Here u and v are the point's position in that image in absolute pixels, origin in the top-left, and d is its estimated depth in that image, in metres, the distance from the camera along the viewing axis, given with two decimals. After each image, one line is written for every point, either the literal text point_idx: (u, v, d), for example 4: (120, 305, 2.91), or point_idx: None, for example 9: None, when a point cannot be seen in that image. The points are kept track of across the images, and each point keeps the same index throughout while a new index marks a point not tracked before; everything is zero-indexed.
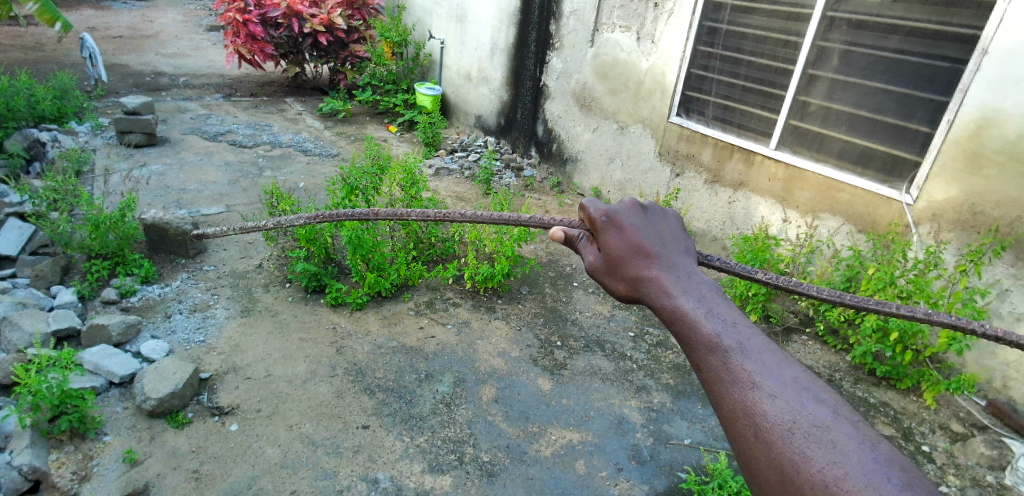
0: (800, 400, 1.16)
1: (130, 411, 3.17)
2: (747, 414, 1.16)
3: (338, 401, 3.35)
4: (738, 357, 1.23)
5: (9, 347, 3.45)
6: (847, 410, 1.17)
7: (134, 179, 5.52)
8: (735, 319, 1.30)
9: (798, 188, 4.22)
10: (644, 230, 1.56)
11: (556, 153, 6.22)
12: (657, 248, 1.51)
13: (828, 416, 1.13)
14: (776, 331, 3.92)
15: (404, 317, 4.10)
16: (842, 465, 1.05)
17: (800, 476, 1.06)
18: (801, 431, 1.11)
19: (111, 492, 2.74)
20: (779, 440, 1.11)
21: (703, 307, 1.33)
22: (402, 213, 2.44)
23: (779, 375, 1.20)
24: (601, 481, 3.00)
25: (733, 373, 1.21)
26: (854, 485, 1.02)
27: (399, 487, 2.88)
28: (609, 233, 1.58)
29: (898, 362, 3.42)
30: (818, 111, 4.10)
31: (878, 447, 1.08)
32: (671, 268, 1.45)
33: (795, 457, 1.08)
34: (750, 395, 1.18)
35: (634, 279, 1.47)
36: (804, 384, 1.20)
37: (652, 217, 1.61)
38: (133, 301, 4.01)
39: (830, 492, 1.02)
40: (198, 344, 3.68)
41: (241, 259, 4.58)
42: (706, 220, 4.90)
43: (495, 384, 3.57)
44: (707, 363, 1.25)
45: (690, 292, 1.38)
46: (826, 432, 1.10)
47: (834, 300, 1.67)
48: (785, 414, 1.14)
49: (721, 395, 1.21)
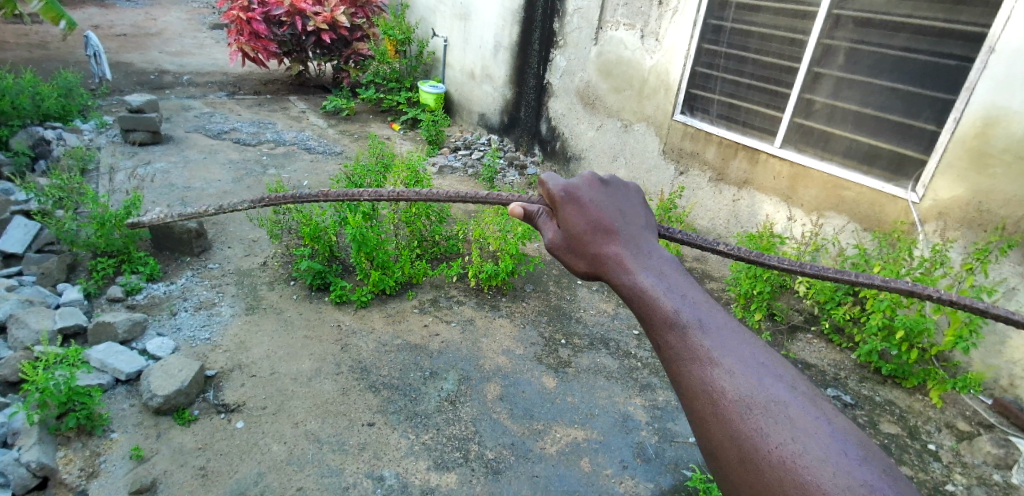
0: (759, 376, 1.21)
1: (136, 408, 3.18)
2: (707, 391, 1.20)
3: (344, 398, 3.36)
4: (697, 333, 1.27)
5: (16, 344, 3.48)
6: (804, 385, 1.23)
7: (139, 177, 5.54)
8: (695, 296, 1.34)
9: (803, 186, 4.21)
10: (604, 207, 1.56)
11: (559, 151, 6.22)
12: (616, 224, 1.52)
13: (786, 391, 1.19)
14: (781, 329, 3.91)
15: (408, 314, 4.11)
16: (799, 442, 1.11)
17: (758, 453, 1.12)
18: (758, 408, 1.16)
19: (119, 488, 2.76)
20: (738, 416, 1.16)
21: (664, 285, 1.35)
22: (353, 194, 2.38)
23: (736, 351, 1.25)
24: (606, 479, 3.01)
25: (693, 350, 1.26)
26: (810, 460, 1.08)
27: (404, 484, 2.89)
28: (569, 209, 1.58)
29: (904, 360, 3.41)
30: (823, 109, 4.10)
31: (836, 422, 1.15)
32: (631, 245, 1.46)
33: (753, 433, 1.14)
34: (710, 373, 1.22)
35: (595, 257, 1.47)
36: (761, 359, 1.25)
37: (611, 193, 1.62)
38: (138, 299, 4.03)
39: (787, 468, 1.09)
40: (204, 341, 3.70)
41: (245, 257, 4.60)
42: (710, 218, 4.89)
43: (499, 382, 3.58)
44: (667, 341, 1.28)
45: (652, 269, 1.39)
46: (783, 409, 1.16)
47: (794, 270, 1.71)
48: (744, 391, 1.19)
49: (681, 371, 1.25)
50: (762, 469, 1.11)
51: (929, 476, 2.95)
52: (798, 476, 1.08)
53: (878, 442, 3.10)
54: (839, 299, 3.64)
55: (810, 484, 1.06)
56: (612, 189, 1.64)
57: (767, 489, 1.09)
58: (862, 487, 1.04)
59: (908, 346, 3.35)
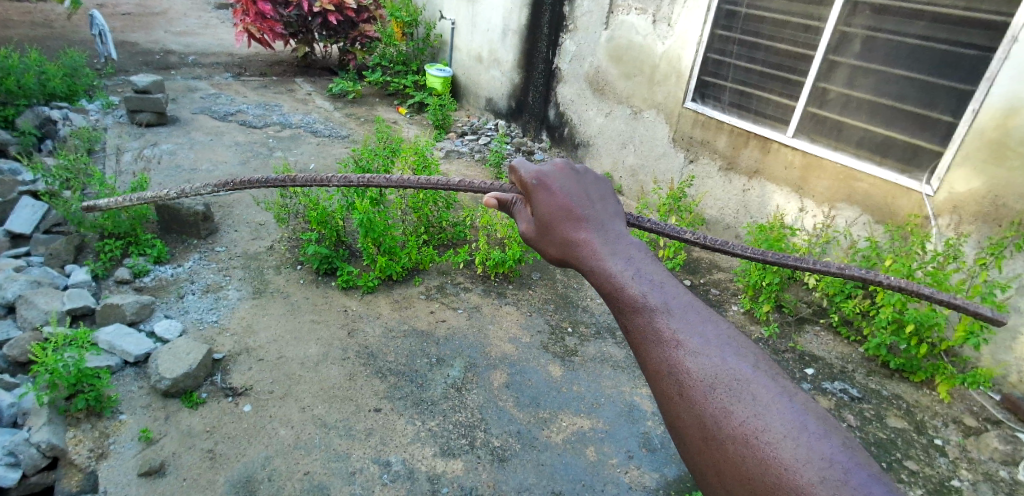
0: (722, 355, 1.26)
1: (145, 390, 3.20)
2: (672, 373, 1.26)
3: (350, 384, 3.37)
4: (662, 316, 1.33)
5: (25, 325, 3.51)
6: (767, 362, 1.28)
7: (145, 158, 5.53)
8: (662, 279, 1.39)
9: (815, 177, 4.17)
10: (572, 194, 1.63)
11: (567, 138, 6.17)
12: (585, 210, 1.58)
13: (748, 368, 1.24)
14: (789, 320, 3.89)
15: (415, 300, 4.10)
16: (761, 418, 1.16)
17: (721, 431, 1.18)
18: (722, 386, 1.22)
19: (129, 469, 2.79)
20: (702, 396, 1.22)
21: (630, 269, 1.41)
22: (322, 178, 2.35)
23: (701, 331, 1.31)
24: (612, 469, 3.02)
25: (659, 333, 1.32)
26: (772, 437, 1.14)
27: (411, 470, 2.91)
28: (540, 197, 1.65)
29: (912, 355, 3.39)
30: (837, 98, 4.04)
31: (798, 398, 1.20)
32: (598, 230, 1.53)
33: (717, 413, 1.19)
34: (674, 355, 1.28)
35: (564, 243, 1.54)
36: (723, 337, 1.30)
37: (580, 178, 1.68)
38: (146, 281, 4.04)
39: (750, 445, 1.14)
40: (211, 324, 3.71)
41: (252, 241, 4.60)
42: (719, 208, 4.85)
43: (505, 370, 3.58)
44: (634, 324, 1.35)
45: (618, 255, 1.45)
46: (745, 387, 1.21)
47: (758, 258, 1.96)
48: (707, 371, 1.24)
49: (648, 355, 1.31)
50: (725, 447, 1.16)
51: (935, 470, 2.94)
52: (759, 452, 1.13)
53: (884, 436, 3.09)
54: (848, 292, 3.62)
55: (771, 459, 1.12)
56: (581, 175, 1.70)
57: (730, 466, 1.15)
58: (822, 460, 1.10)
59: (918, 340, 3.33)
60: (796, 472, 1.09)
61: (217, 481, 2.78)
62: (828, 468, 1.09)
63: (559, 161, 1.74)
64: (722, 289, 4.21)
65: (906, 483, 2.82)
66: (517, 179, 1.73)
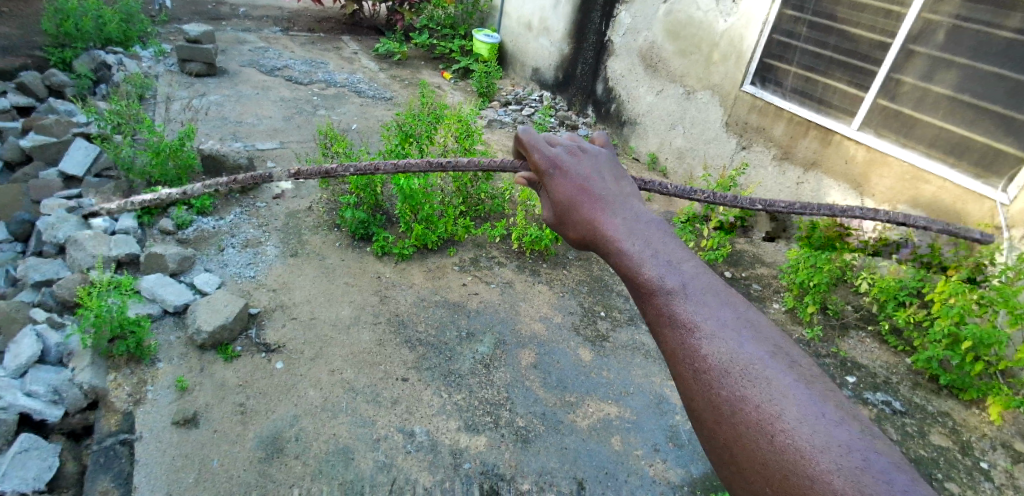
0: (739, 339, 1.14)
1: (182, 340, 3.27)
2: (687, 357, 1.16)
3: (379, 350, 3.40)
4: (679, 299, 1.20)
5: (75, 267, 3.66)
6: (787, 348, 1.16)
7: (194, 109, 5.60)
8: (681, 258, 1.26)
9: (877, 175, 3.94)
10: (589, 172, 1.48)
11: (614, 114, 5.97)
12: (608, 193, 1.41)
13: (766, 353, 1.13)
14: (833, 324, 3.74)
15: (448, 271, 4.08)
16: (777, 404, 1.06)
17: (735, 415, 1.09)
18: (737, 370, 1.11)
19: (164, 416, 2.87)
20: (715, 380, 1.12)
21: (648, 248, 1.27)
22: (328, 170, 2.31)
23: (718, 312, 1.18)
24: (637, 460, 2.98)
25: (675, 317, 1.20)
26: (787, 423, 1.04)
27: (434, 442, 2.93)
28: (559, 181, 1.48)
29: (965, 372, 3.20)
30: (912, 91, 3.77)
31: (816, 387, 1.09)
32: (618, 207, 1.37)
33: (732, 395, 1.10)
34: (689, 338, 1.17)
35: (582, 223, 1.38)
36: (742, 320, 1.18)
37: (596, 156, 1.54)
38: (188, 232, 4.11)
39: (765, 431, 1.06)
40: (249, 279, 3.77)
41: (292, 199, 4.63)
42: (769, 199, 4.63)
43: (535, 349, 3.54)
44: (651, 307, 1.22)
45: (638, 233, 1.30)
46: (762, 372, 1.10)
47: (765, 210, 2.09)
48: (723, 355, 1.13)
49: (664, 337, 1.21)
50: (739, 432, 1.08)
51: (977, 494, 2.82)
52: (773, 438, 1.05)
53: (926, 454, 2.97)
54: (901, 299, 3.49)
55: (785, 444, 1.03)
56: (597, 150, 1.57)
57: (745, 451, 1.07)
58: (839, 448, 1.00)
59: (974, 357, 3.14)
60: (812, 458, 1.01)
61: (246, 435, 2.84)
62: (847, 456, 0.99)
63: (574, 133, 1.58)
64: (765, 285, 4.08)
65: None
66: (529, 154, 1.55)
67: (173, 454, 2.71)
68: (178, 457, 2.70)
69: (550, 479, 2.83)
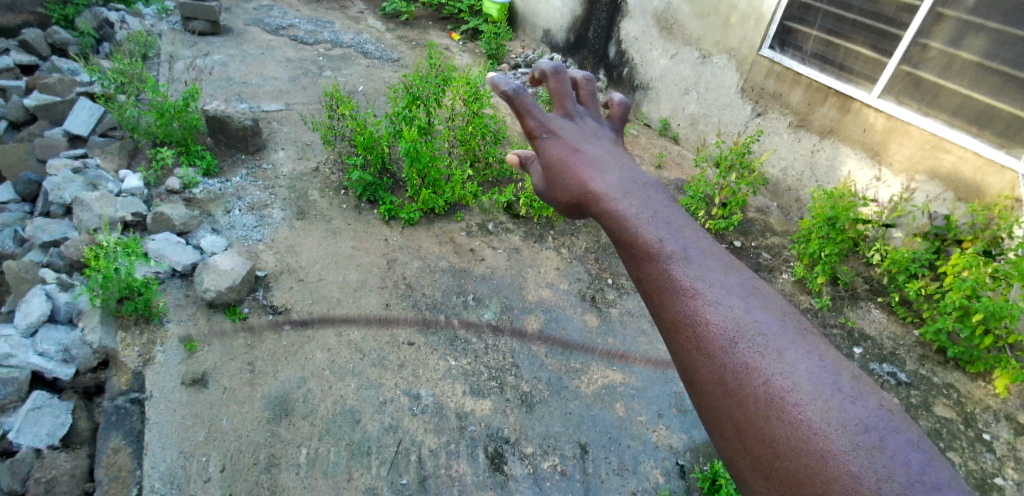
0: (746, 307, 1.06)
1: (191, 301, 3.30)
2: (690, 326, 1.06)
3: (386, 313, 3.40)
4: (681, 265, 1.11)
5: (82, 227, 3.65)
6: (796, 317, 1.08)
7: (197, 68, 5.51)
8: (683, 225, 1.19)
9: (896, 143, 3.85)
10: (582, 135, 1.41)
11: (626, 78, 5.83)
12: (604, 159, 1.36)
13: (775, 322, 1.04)
14: (843, 295, 3.72)
15: (455, 237, 4.06)
16: (787, 376, 0.97)
17: (743, 388, 0.99)
18: (745, 340, 1.02)
19: (174, 375, 2.90)
20: (721, 351, 1.03)
21: (647, 214, 1.20)
22: None
23: (724, 280, 1.10)
24: (640, 426, 3.00)
25: (676, 282, 1.10)
26: (799, 398, 0.95)
27: (439, 405, 2.95)
28: (554, 146, 1.38)
29: (974, 345, 3.20)
30: (938, 58, 3.64)
31: (829, 357, 1.01)
32: (613, 171, 1.32)
33: (739, 367, 1.00)
34: (693, 306, 1.07)
35: (576, 185, 1.30)
36: (748, 288, 1.10)
37: (587, 113, 1.47)
38: (195, 193, 4.09)
39: (773, 407, 0.96)
40: (256, 242, 3.76)
41: (298, 161, 4.59)
42: (783, 167, 4.54)
43: (541, 315, 3.54)
44: (650, 273, 1.13)
45: (635, 196, 1.25)
46: (771, 343, 1.01)
47: None
48: (729, 324, 1.04)
49: (664, 305, 1.11)
50: (747, 406, 0.98)
51: (979, 465, 2.83)
52: (784, 413, 0.95)
53: (929, 425, 2.98)
54: (913, 271, 3.47)
55: (798, 421, 0.94)
56: (588, 106, 1.49)
57: (752, 427, 0.97)
58: (856, 426, 0.91)
59: (984, 330, 3.12)
60: (825, 437, 0.91)
61: (255, 395, 2.87)
62: (861, 435, 0.91)
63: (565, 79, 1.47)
64: (775, 255, 4.05)
65: None
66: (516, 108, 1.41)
67: (183, 412, 2.75)
68: (187, 416, 2.74)
69: (553, 443, 2.86)
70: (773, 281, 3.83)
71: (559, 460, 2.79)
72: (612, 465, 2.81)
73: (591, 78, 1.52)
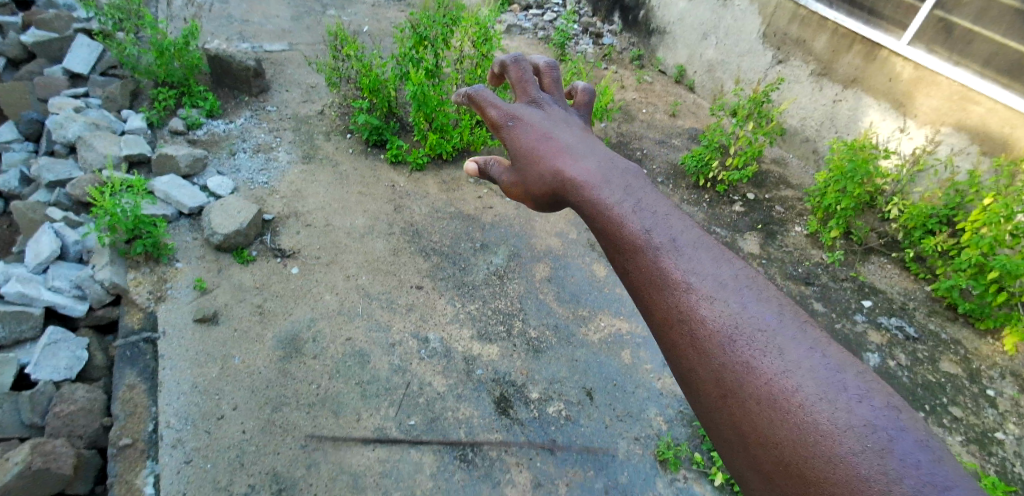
0: (743, 300, 1.00)
1: (199, 242, 3.29)
2: (683, 322, 1.01)
3: (394, 259, 3.40)
4: (670, 256, 1.06)
5: (87, 167, 3.62)
6: (794, 307, 1.01)
7: (197, 5, 5.33)
8: (669, 213, 1.12)
9: (922, 94, 3.73)
10: (551, 121, 1.38)
11: (641, 22, 5.62)
12: (571, 141, 1.32)
13: (772, 316, 0.98)
14: (855, 250, 3.71)
15: (463, 184, 4.01)
16: (790, 376, 0.92)
17: (744, 388, 0.93)
18: (744, 337, 0.96)
19: (185, 314, 2.93)
20: (718, 349, 0.97)
21: (629, 201, 1.14)
22: None
23: (716, 272, 1.03)
24: (646, 374, 3.03)
25: (667, 277, 1.05)
26: (804, 398, 0.90)
27: (447, 349, 2.98)
28: (519, 134, 1.36)
29: (985, 301, 3.18)
30: (974, 3, 3.50)
31: (832, 352, 0.94)
32: (586, 156, 1.27)
33: (738, 367, 0.95)
34: (685, 300, 1.02)
35: (549, 173, 1.26)
36: (742, 280, 1.03)
37: (553, 99, 1.45)
38: (199, 134, 4.02)
39: (776, 409, 0.91)
40: (262, 185, 3.72)
41: (303, 103, 4.49)
42: (801, 118, 4.42)
43: (549, 263, 3.53)
44: (636, 266, 1.07)
45: (614, 182, 1.18)
46: (772, 340, 0.95)
47: None
48: (726, 320, 0.98)
49: (653, 301, 1.05)
50: (748, 408, 0.93)
51: (980, 419, 2.87)
52: (789, 416, 0.90)
53: (933, 379, 3.01)
54: (929, 228, 3.47)
55: (805, 423, 0.89)
56: (552, 93, 1.48)
57: (754, 429, 0.92)
58: (863, 427, 0.87)
59: (997, 288, 3.11)
60: (833, 439, 0.87)
61: (266, 335, 2.90)
62: (870, 436, 0.86)
63: (526, 69, 1.49)
64: (788, 208, 4.01)
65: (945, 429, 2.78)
66: (481, 106, 1.47)
67: (196, 350, 2.79)
68: (200, 353, 2.78)
69: (559, 389, 2.90)
70: (785, 234, 3.82)
71: (564, 405, 2.83)
72: (616, 411, 2.85)
73: (554, 64, 1.51)
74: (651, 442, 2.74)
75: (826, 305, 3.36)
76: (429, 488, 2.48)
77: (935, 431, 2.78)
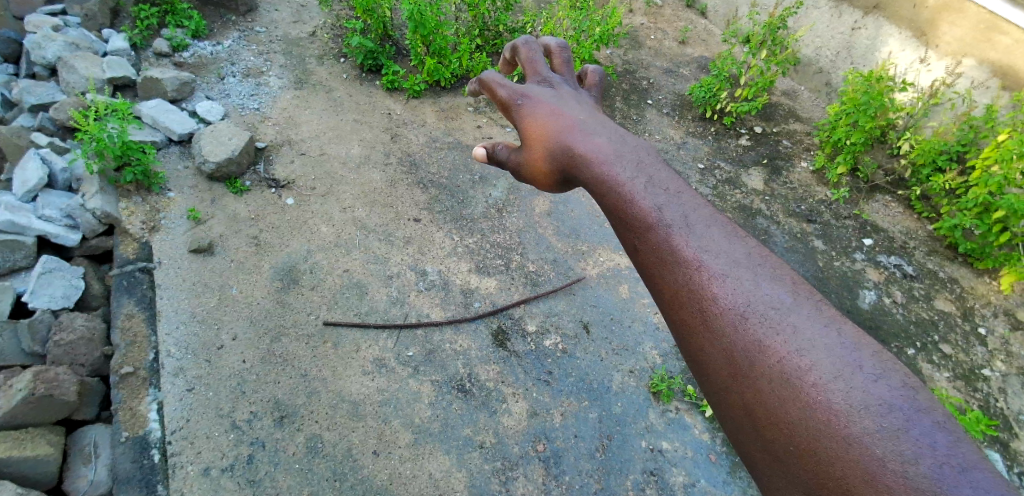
0: (756, 278, 0.92)
1: (190, 171, 3.21)
2: (694, 300, 0.94)
3: (391, 190, 3.33)
4: (680, 232, 0.98)
5: (70, 90, 3.48)
6: (808, 285, 0.94)
7: None
8: (681, 189, 1.04)
9: (947, 22, 3.55)
10: (562, 98, 1.29)
11: None
12: (583, 117, 1.24)
13: (786, 295, 0.90)
14: (860, 187, 3.65)
15: (462, 113, 3.88)
16: (805, 355, 0.84)
17: (755, 368, 0.86)
18: (756, 316, 0.89)
19: (180, 245, 2.90)
20: (729, 328, 0.90)
21: (640, 177, 1.06)
22: None
23: (730, 249, 0.95)
24: (642, 308, 3.03)
25: (678, 254, 0.97)
26: (819, 377, 0.82)
27: (446, 282, 2.98)
28: (530, 112, 1.28)
29: (987, 241, 3.15)
30: None
31: (848, 329, 0.87)
32: (598, 130, 1.19)
33: (749, 347, 0.87)
34: (696, 278, 0.94)
35: (560, 150, 1.19)
36: (756, 259, 0.95)
37: (563, 78, 1.36)
38: (185, 57, 3.84)
39: (789, 389, 0.83)
40: (253, 111, 3.59)
41: (294, 24, 4.27)
42: (817, 47, 4.20)
43: (549, 197, 3.46)
44: (645, 243, 1.00)
45: (626, 157, 1.11)
46: (785, 318, 0.87)
47: None
48: (739, 298, 0.90)
49: (661, 279, 0.98)
50: (760, 388, 0.86)
51: (969, 357, 2.91)
52: (802, 396, 0.82)
53: (927, 317, 3.04)
54: (939, 165, 3.37)
55: (817, 402, 0.81)
56: (563, 71, 1.39)
57: (765, 411, 0.85)
58: (878, 406, 0.78)
59: (1001, 228, 3.06)
60: (847, 419, 0.79)
61: (262, 266, 2.88)
62: (886, 416, 0.78)
63: (535, 52, 1.41)
64: (795, 143, 3.91)
65: (935, 366, 2.82)
66: (489, 87, 1.37)
67: (192, 281, 2.78)
68: (197, 284, 2.77)
69: (556, 322, 2.91)
70: (790, 170, 3.74)
71: (560, 338, 2.86)
72: (612, 344, 2.87)
73: (564, 45, 1.42)
74: (646, 374, 2.78)
75: (827, 243, 3.34)
76: (427, 416, 2.52)
77: (924, 367, 2.83)
